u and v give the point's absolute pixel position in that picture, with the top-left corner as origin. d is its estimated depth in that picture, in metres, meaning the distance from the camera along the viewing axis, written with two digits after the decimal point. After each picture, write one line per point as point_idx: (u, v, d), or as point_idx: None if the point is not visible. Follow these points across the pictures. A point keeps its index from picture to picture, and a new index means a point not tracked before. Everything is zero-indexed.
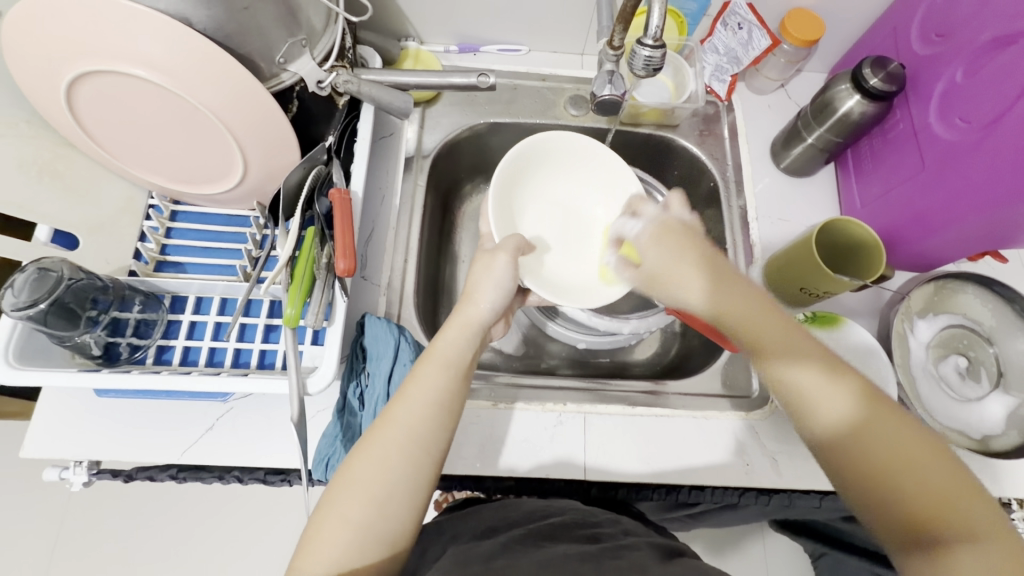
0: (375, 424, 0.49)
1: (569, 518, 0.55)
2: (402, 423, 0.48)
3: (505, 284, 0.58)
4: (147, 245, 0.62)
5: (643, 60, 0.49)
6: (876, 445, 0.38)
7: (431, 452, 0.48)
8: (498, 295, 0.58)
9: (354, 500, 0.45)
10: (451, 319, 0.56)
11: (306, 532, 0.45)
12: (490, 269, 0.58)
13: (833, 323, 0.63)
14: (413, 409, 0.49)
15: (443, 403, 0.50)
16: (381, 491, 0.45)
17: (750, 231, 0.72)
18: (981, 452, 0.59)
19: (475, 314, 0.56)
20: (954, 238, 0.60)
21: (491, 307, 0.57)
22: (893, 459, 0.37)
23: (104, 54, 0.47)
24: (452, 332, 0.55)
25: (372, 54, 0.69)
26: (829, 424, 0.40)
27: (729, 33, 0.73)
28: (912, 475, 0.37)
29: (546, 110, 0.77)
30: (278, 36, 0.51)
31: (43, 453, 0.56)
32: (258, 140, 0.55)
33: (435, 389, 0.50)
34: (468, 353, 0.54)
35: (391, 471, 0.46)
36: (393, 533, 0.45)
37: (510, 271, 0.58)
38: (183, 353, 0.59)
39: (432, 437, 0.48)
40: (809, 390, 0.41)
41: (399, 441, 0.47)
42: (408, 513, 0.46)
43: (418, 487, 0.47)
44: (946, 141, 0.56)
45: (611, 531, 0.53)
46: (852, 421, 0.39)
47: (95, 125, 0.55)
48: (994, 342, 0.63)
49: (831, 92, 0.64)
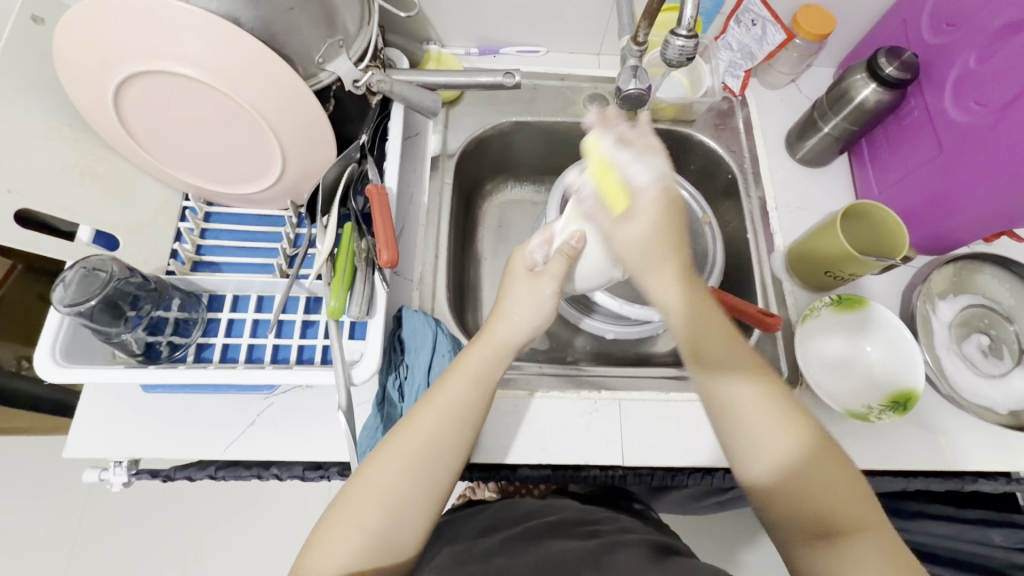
0: (397, 424, 0.50)
1: (566, 516, 0.57)
2: (423, 431, 0.49)
3: (543, 303, 0.55)
4: (184, 245, 0.63)
5: (677, 50, 0.52)
6: (801, 462, 0.45)
7: (447, 466, 0.49)
8: (536, 318, 0.55)
9: (370, 505, 0.46)
10: (479, 337, 0.55)
11: (316, 532, 0.46)
12: (531, 288, 0.55)
13: (857, 305, 0.64)
14: (434, 419, 0.49)
15: (463, 415, 0.51)
16: (394, 496, 0.46)
17: (770, 220, 0.74)
18: (1014, 426, 0.61)
19: (506, 334, 0.55)
20: (972, 218, 0.62)
21: (530, 328, 0.55)
22: (810, 474, 0.45)
23: (152, 55, 0.48)
24: (475, 350, 0.53)
25: (399, 56, 0.71)
26: (766, 446, 0.47)
27: (742, 30, 0.76)
28: (818, 485, 0.44)
29: (566, 109, 0.79)
30: (318, 36, 0.52)
31: (83, 453, 0.57)
32: (299, 138, 0.57)
33: (461, 404, 0.51)
34: (496, 374, 0.53)
35: (408, 482, 0.47)
36: (403, 540, 0.46)
37: (552, 296, 0.55)
38: (222, 350, 0.60)
39: (449, 450, 0.49)
40: (742, 412, 0.48)
41: (419, 451, 0.48)
42: (420, 522, 0.47)
43: (434, 494, 0.48)
44: (962, 124, 0.59)
45: (608, 527, 0.54)
46: (792, 455, 0.46)
47: (139, 127, 0.56)
48: (1013, 319, 0.66)
49: (847, 82, 0.66)
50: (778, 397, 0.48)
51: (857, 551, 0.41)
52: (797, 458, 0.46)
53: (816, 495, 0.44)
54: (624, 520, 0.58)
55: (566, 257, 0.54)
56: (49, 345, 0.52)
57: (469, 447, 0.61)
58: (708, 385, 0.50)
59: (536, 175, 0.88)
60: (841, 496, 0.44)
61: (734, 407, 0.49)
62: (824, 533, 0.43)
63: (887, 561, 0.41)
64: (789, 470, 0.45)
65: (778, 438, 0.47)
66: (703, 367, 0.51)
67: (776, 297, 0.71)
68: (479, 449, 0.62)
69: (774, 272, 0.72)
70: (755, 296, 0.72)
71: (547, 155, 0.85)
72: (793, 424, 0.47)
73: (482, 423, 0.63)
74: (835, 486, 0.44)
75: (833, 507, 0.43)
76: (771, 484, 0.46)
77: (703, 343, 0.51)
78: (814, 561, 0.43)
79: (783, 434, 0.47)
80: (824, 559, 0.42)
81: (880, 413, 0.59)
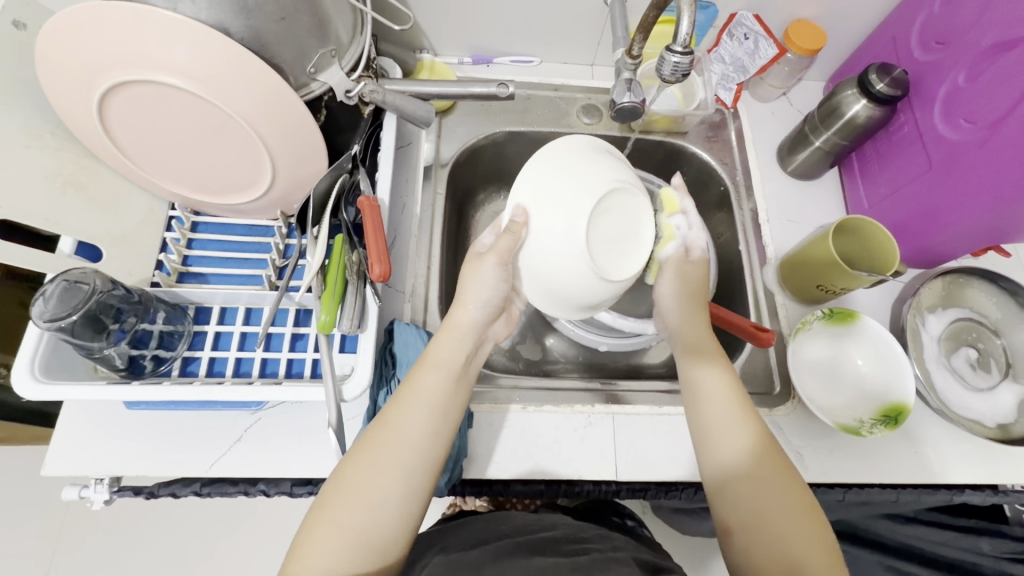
0: (369, 429, 0.48)
1: (560, 533, 0.56)
2: (395, 428, 0.48)
3: (494, 288, 0.52)
4: (169, 256, 0.62)
5: (672, 66, 0.53)
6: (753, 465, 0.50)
7: (424, 459, 0.47)
8: (490, 297, 0.53)
9: (351, 506, 0.44)
10: (445, 325, 0.54)
11: (299, 537, 0.45)
12: (477, 270, 0.52)
13: (849, 318, 0.65)
14: (409, 419, 0.48)
15: (438, 409, 0.50)
16: (373, 495, 0.45)
17: (762, 232, 0.74)
18: (1002, 439, 0.61)
19: (463, 318, 0.53)
20: (960, 234, 0.63)
21: (482, 309, 0.54)
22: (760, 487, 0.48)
23: (138, 63, 0.47)
24: (444, 339, 0.53)
25: (392, 66, 0.71)
26: (722, 443, 0.51)
27: (734, 44, 0.76)
28: (769, 488, 0.48)
29: (559, 119, 0.79)
30: (310, 46, 0.51)
31: (66, 471, 0.55)
32: (289, 149, 0.56)
33: (434, 396, 0.50)
34: (463, 359, 0.53)
35: (388, 480, 0.46)
36: (385, 539, 0.45)
37: (497, 276, 0.52)
38: (208, 364, 0.58)
39: (423, 441, 0.48)
40: (718, 417, 0.52)
41: (395, 448, 0.47)
42: (401, 517, 0.46)
43: (413, 491, 0.46)
44: (951, 141, 0.59)
45: (600, 546, 0.53)
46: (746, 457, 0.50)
47: (125, 137, 0.55)
48: (1001, 333, 0.67)
49: (837, 97, 0.67)
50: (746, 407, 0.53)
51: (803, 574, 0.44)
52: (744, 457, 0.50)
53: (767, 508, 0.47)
54: (617, 538, 0.57)
55: (516, 236, 0.49)
56: (28, 361, 0.50)
57: (462, 462, 0.60)
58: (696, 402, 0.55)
59: None
60: (800, 534, 0.45)
61: (714, 417, 0.53)
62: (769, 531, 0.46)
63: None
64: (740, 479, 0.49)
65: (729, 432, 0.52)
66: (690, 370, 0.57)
67: (769, 309, 0.71)
68: (471, 463, 0.61)
69: (766, 285, 0.72)
70: (748, 309, 0.72)
71: None
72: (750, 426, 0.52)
73: (474, 436, 0.62)
74: (790, 511, 0.47)
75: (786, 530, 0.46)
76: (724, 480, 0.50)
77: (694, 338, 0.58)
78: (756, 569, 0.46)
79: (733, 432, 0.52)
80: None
81: (871, 427, 0.60)
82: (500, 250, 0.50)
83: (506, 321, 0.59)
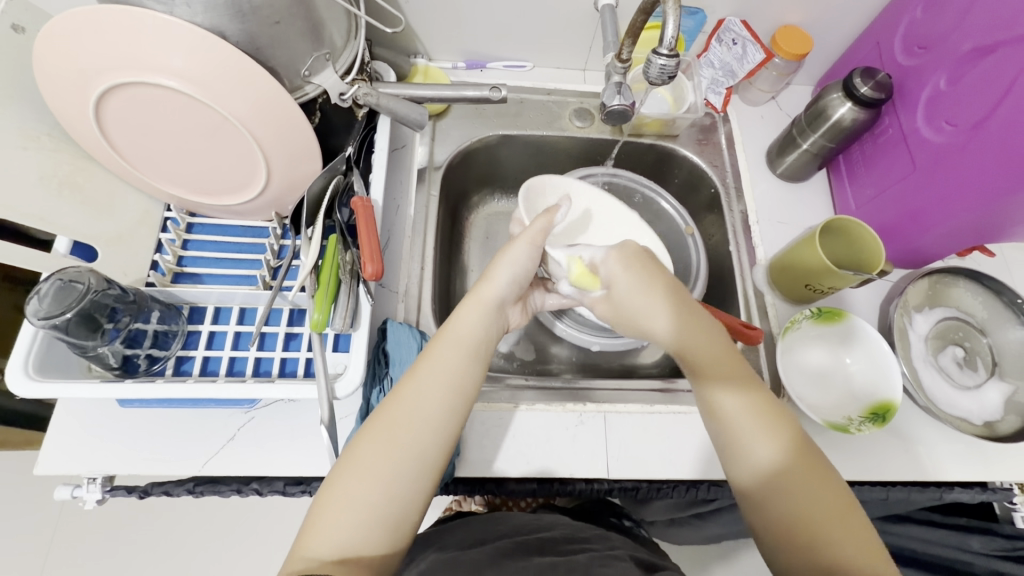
0: (384, 401, 0.48)
1: (559, 534, 0.56)
2: (411, 401, 0.47)
3: (522, 264, 0.56)
4: (164, 257, 0.62)
5: (658, 68, 0.54)
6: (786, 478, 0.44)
7: (439, 435, 0.47)
8: (517, 276, 0.56)
9: (364, 479, 0.44)
10: (469, 299, 0.55)
11: (310, 514, 0.44)
12: (508, 251, 0.56)
13: (837, 317, 0.66)
14: (425, 392, 0.48)
15: (454, 385, 0.49)
16: (387, 467, 0.45)
17: (752, 233, 0.75)
18: (988, 436, 0.62)
19: (490, 293, 0.55)
20: (945, 234, 0.64)
21: (509, 285, 0.55)
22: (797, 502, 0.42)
23: (135, 66, 0.48)
24: (466, 313, 0.53)
25: (386, 69, 0.72)
26: (742, 451, 0.45)
27: (723, 49, 0.77)
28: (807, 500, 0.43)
29: (551, 123, 0.80)
30: (304, 49, 0.52)
31: (56, 470, 0.55)
32: (283, 150, 0.57)
33: (452, 370, 0.50)
34: (487, 335, 0.53)
35: (401, 454, 0.45)
36: (401, 512, 0.44)
37: (527, 253, 0.56)
38: (202, 363, 0.59)
39: (440, 416, 0.47)
40: (738, 428, 0.46)
41: (409, 420, 0.47)
42: (415, 493, 0.45)
43: (427, 464, 0.46)
44: (935, 143, 0.60)
45: (599, 546, 0.54)
46: (779, 467, 0.44)
47: (121, 138, 0.55)
48: (987, 332, 0.68)
49: (824, 101, 0.68)
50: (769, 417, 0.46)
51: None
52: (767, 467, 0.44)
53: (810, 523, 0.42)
54: (613, 537, 0.58)
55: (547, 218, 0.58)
56: (21, 359, 0.51)
57: (455, 461, 0.61)
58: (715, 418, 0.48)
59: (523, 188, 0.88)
60: (845, 547, 0.40)
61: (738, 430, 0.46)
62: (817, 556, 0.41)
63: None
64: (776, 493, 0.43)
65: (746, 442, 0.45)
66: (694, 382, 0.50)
67: (759, 309, 0.72)
68: (464, 462, 0.61)
69: (756, 285, 0.73)
70: (739, 309, 0.73)
71: (533, 169, 0.85)
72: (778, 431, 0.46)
73: (467, 435, 0.63)
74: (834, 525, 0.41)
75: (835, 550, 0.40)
76: (753, 498, 0.44)
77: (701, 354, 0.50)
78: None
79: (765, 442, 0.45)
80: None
81: (860, 424, 0.60)
82: (534, 229, 0.57)
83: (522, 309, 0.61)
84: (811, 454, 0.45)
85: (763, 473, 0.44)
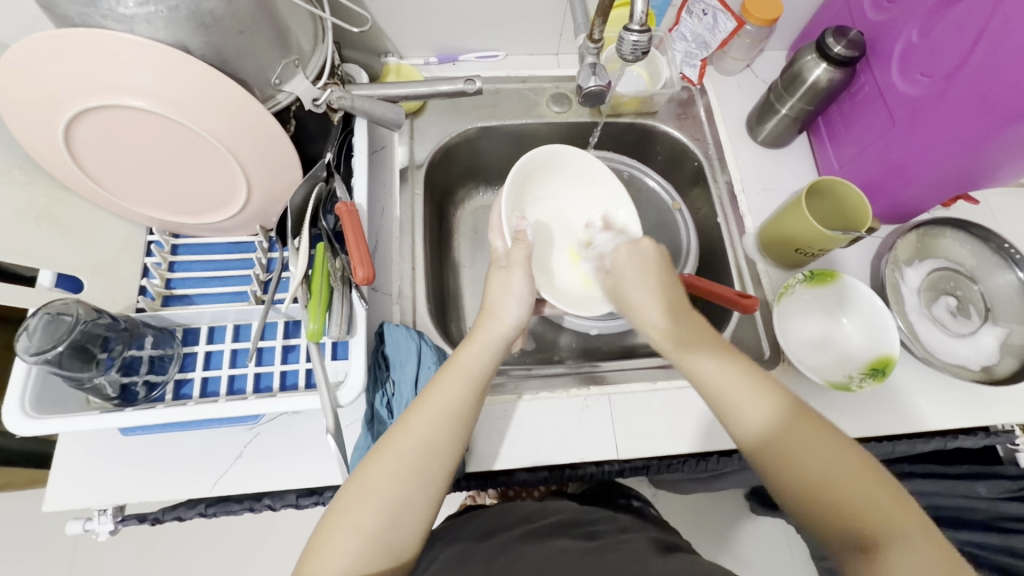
0: (387, 432, 0.50)
1: (564, 518, 0.57)
2: (418, 433, 0.49)
3: (523, 297, 0.59)
4: (152, 281, 0.61)
5: (631, 45, 0.53)
6: (786, 434, 0.45)
7: (443, 466, 0.49)
8: (518, 309, 0.58)
9: (367, 509, 0.46)
10: (473, 335, 0.57)
11: (311, 542, 0.46)
12: (508, 284, 0.59)
13: (829, 278, 0.66)
14: (428, 419, 0.50)
15: (458, 415, 0.51)
16: (392, 500, 0.46)
17: (738, 203, 0.76)
18: (987, 381, 0.63)
19: (498, 331, 0.57)
20: (929, 186, 0.64)
21: (514, 322, 0.58)
22: (795, 447, 0.45)
23: (101, 89, 0.47)
24: (472, 347, 0.56)
25: (357, 71, 0.71)
26: (745, 423, 0.47)
27: (694, 21, 0.78)
28: (822, 456, 0.43)
29: (529, 110, 0.80)
30: (273, 57, 0.51)
31: (65, 506, 0.55)
32: (260, 161, 0.56)
33: (456, 403, 0.51)
34: (489, 371, 0.55)
35: (406, 481, 0.47)
36: (401, 542, 0.46)
37: (526, 285, 0.59)
38: (201, 385, 0.58)
39: (445, 450, 0.49)
40: (724, 394, 0.49)
41: (413, 452, 0.48)
42: (418, 522, 0.47)
43: (427, 496, 0.48)
44: (911, 96, 0.61)
45: (606, 528, 0.54)
46: (769, 427, 0.46)
47: (92, 161, 0.54)
48: (978, 279, 0.68)
49: (798, 64, 0.68)
50: (753, 375, 0.49)
51: (887, 549, 0.38)
52: (774, 434, 0.46)
53: (847, 501, 0.41)
54: (624, 519, 0.58)
55: (524, 242, 0.60)
56: (18, 398, 0.50)
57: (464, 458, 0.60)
58: (698, 378, 0.51)
59: (506, 178, 0.88)
60: (863, 495, 0.41)
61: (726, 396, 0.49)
62: (849, 531, 0.40)
63: (920, 548, 0.38)
64: (773, 444, 0.46)
65: (755, 424, 0.47)
66: (690, 366, 0.52)
67: (752, 277, 0.72)
68: (473, 457, 0.61)
69: (747, 254, 0.73)
70: (731, 280, 0.73)
71: (515, 159, 0.85)
72: (764, 393, 0.48)
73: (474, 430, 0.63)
74: (856, 481, 0.42)
75: (848, 500, 0.41)
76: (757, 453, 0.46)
77: (685, 333, 0.54)
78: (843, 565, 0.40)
79: (755, 408, 0.47)
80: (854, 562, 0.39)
81: (860, 381, 0.61)
82: (523, 254, 0.60)
83: (525, 338, 0.64)
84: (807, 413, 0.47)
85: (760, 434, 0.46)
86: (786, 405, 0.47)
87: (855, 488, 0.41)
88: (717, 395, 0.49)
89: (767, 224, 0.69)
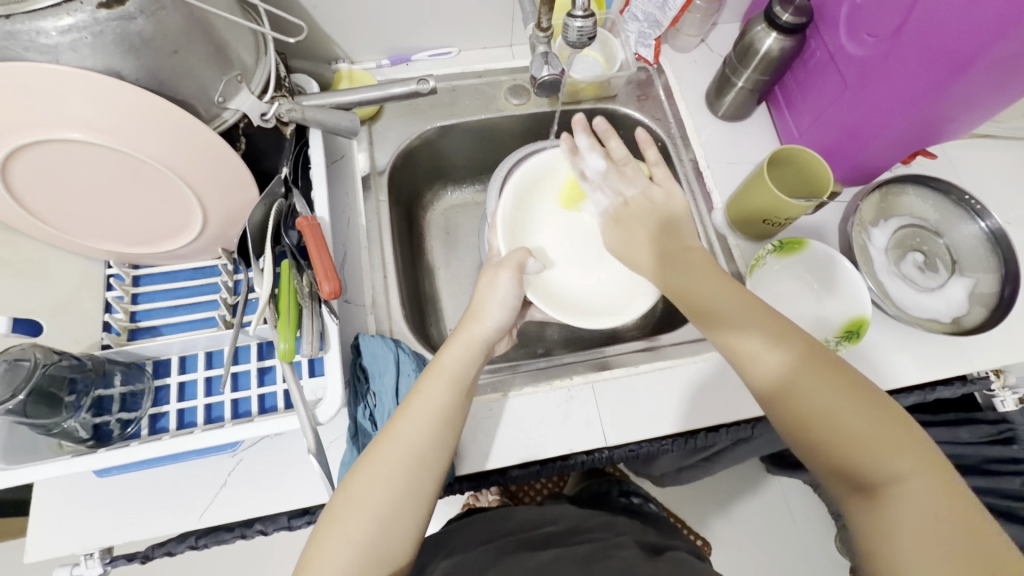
0: (374, 440, 0.49)
1: (561, 527, 0.57)
2: (406, 442, 0.49)
3: (510, 301, 0.58)
4: (115, 316, 0.59)
5: (576, 31, 0.53)
6: (798, 384, 0.46)
7: (432, 472, 0.49)
8: (503, 315, 0.58)
9: (356, 521, 0.45)
10: (456, 336, 0.56)
11: (303, 558, 0.45)
12: (495, 286, 0.58)
13: (798, 246, 0.67)
14: (415, 425, 0.49)
15: (445, 418, 0.50)
16: (383, 507, 0.46)
17: (705, 179, 0.76)
18: (957, 331, 0.64)
19: (480, 332, 0.57)
20: (886, 146, 0.65)
21: (497, 324, 0.58)
22: (807, 399, 0.45)
23: (33, 124, 0.45)
24: (453, 348, 0.55)
25: (307, 81, 0.69)
26: (756, 373, 0.48)
27: (644, 1, 0.74)
28: (836, 406, 0.44)
29: (488, 105, 0.79)
30: (212, 75, 0.50)
31: (47, 554, 0.53)
32: (212, 181, 0.54)
33: (441, 406, 0.51)
34: (473, 371, 0.54)
35: (394, 488, 0.47)
36: (394, 552, 0.46)
37: (513, 287, 0.59)
38: (177, 416, 0.57)
39: (434, 455, 0.49)
40: (737, 350, 0.49)
41: (400, 460, 0.48)
42: (409, 530, 0.47)
43: (418, 503, 0.47)
44: (860, 57, 0.61)
45: (603, 534, 0.56)
46: (779, 376, 0.47)
47: (35, 199, 0.53)
48: (942, 233, 0.70)
49: (750, 35, 0.68)
50: (771, 327, 0.49)
51: (894, 501, 0.41)
52: (783, 387, 0.46)
53: (855, 446, 0.43)
54: (618, 525, 0.60)
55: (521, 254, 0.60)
56: None
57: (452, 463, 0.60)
58: (718, 336, 0.51)
59: (473, 175, 0.87)
60: (877, 445, 0.42)
61: (740, 349, 0.49)
62: (859, 481, 0.43)
63: (930, 500, 0.40)
64: (785, 394, 0.46)
65: (768, 372, 0.47)
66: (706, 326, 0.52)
67: (723, 252, 0.73)
68: (462, 461, 0.61)
69: (716, 229, 0.74)
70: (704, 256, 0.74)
71: (480, 155, 0.84)
72: (779, 344, 0.48)
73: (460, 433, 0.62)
74: (868, 430, 0.43)
75: (860, 449, 0.43)
76: (771, 400, 0.47)
77: (696, 288, 0.54)
78: (851, 508, 0.44)
79: (767, 360, 0.48)
80: (859, 510, 0.42)
81: (837, 344, 0.62)
82: (515, 262, 0.60)
83: (508, 341, 0.65)
84: (824, 360, 0.47)
85: (772, 384, 0.47)
86: (805, 352, 0.47)
87: (870, 440, 0.43)
88: (736, 349, 0.50)
89: (733, 198, 0.70)
